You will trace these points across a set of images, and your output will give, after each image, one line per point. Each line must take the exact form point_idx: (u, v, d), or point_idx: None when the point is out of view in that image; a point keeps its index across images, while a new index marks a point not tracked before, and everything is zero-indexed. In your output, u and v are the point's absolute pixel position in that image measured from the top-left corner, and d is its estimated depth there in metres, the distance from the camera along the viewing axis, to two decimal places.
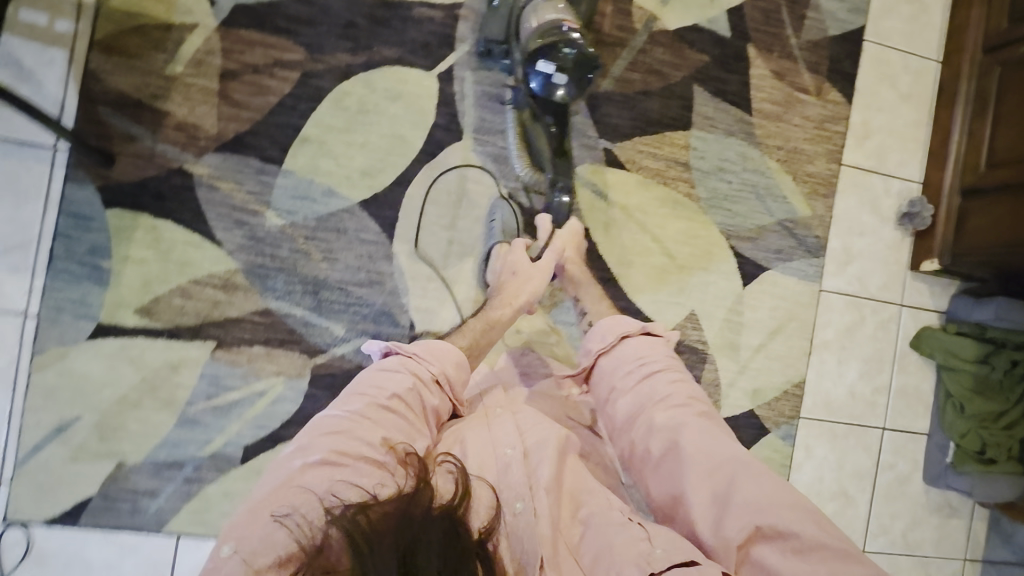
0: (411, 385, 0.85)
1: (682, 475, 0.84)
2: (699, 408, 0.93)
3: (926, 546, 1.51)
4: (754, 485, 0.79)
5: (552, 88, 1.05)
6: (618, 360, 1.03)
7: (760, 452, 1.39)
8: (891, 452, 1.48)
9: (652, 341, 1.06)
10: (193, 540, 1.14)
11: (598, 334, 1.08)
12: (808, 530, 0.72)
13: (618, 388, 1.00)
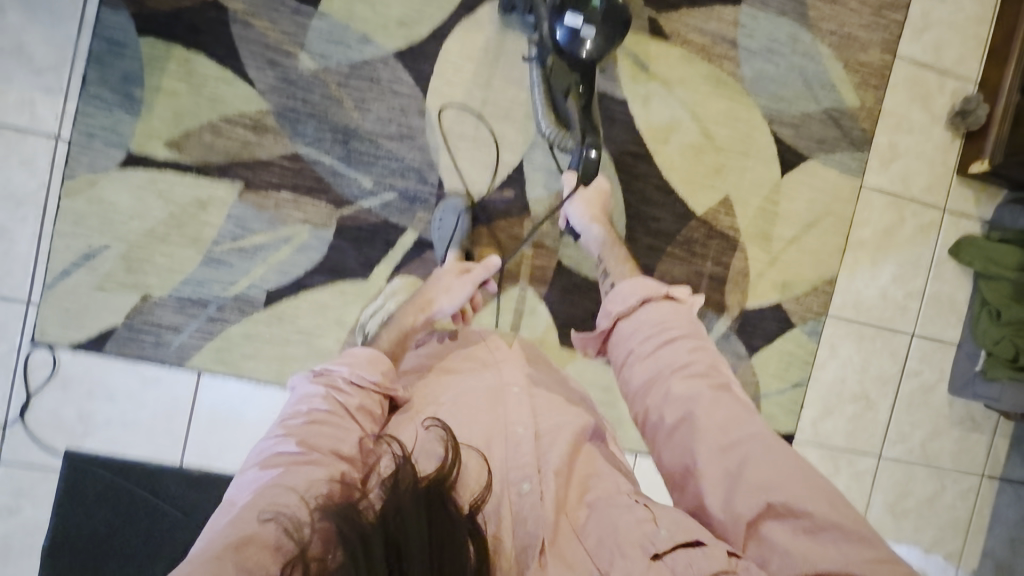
0: (337, 407, 0.73)
1: (693, 449, 0.71)
2: (720, 381, 0.77)
3: (944, 457, 1.50)
4: (774, 465, 0.67)
5: (579, 43, 1.01)
6: (635, 324, 0.84)
7: (781, 345, 1.37)
8: (918, 360, 1.45)
9: (677, 307, 0.85)
10: (214, 378, 1.16)
11: (621, 294, 0.87)
12: (822, 509, 0.63)
13: (633, 353, 0.82)
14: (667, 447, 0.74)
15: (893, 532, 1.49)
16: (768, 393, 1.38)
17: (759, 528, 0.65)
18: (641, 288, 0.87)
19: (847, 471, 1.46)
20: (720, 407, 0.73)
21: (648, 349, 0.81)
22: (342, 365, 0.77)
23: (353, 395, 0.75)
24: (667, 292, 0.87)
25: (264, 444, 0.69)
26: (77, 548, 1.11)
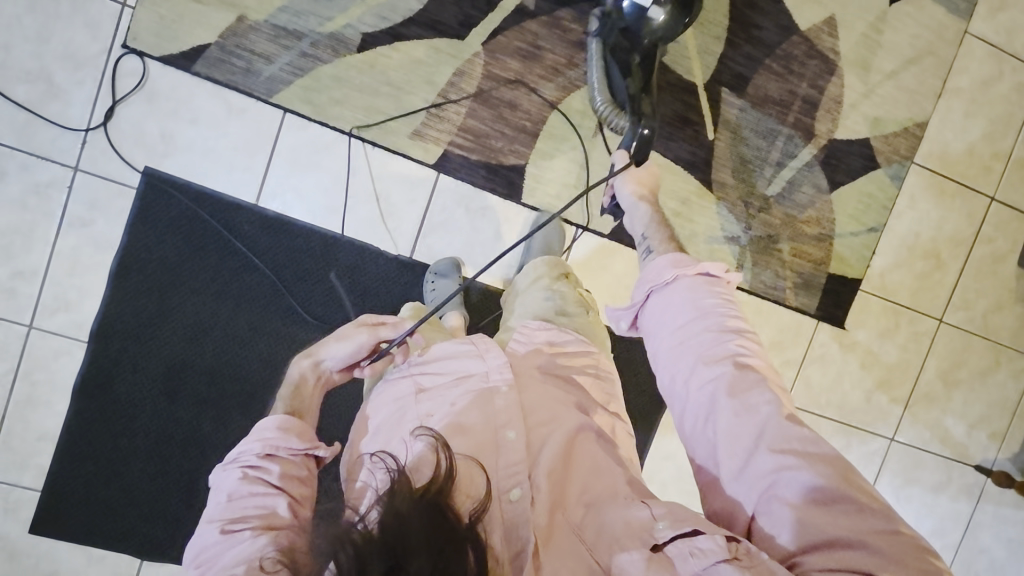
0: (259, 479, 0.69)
1: (717, 425, 0.66)
2: (758, 361, 0.71)
3: (1003, 333, 1.45)
4: (796, 440, 0.62)
5: (646, 20, 1.02)
6: (665, 304, 0.79)
7: (864, 186, 1.33)
8: (993, 226, 1.40)
9: (711, 285, 0.78)
10: (298, 119, 1.13)
11: (658, 268, 0.82)
12: (835, 481, 0.59)
13: (661, 339, 0.77)
14: (691, 423, 0.70)
15: (940, 403, 1.45)
16: (842, 234, 1.33)
17: (768, 506, 0.61)
18: (681, 262, 0.81)
19: (907, 331, 1.41)
20: (752, 389, 0.67)
21: (678, 334, 0.75)
22: (253, 442, 0.71)
23: (276, 465, 0.70)
24: (699, 270, 0.79)
25: (201, 535, 0.67)
26: (147, 273, 1.11)
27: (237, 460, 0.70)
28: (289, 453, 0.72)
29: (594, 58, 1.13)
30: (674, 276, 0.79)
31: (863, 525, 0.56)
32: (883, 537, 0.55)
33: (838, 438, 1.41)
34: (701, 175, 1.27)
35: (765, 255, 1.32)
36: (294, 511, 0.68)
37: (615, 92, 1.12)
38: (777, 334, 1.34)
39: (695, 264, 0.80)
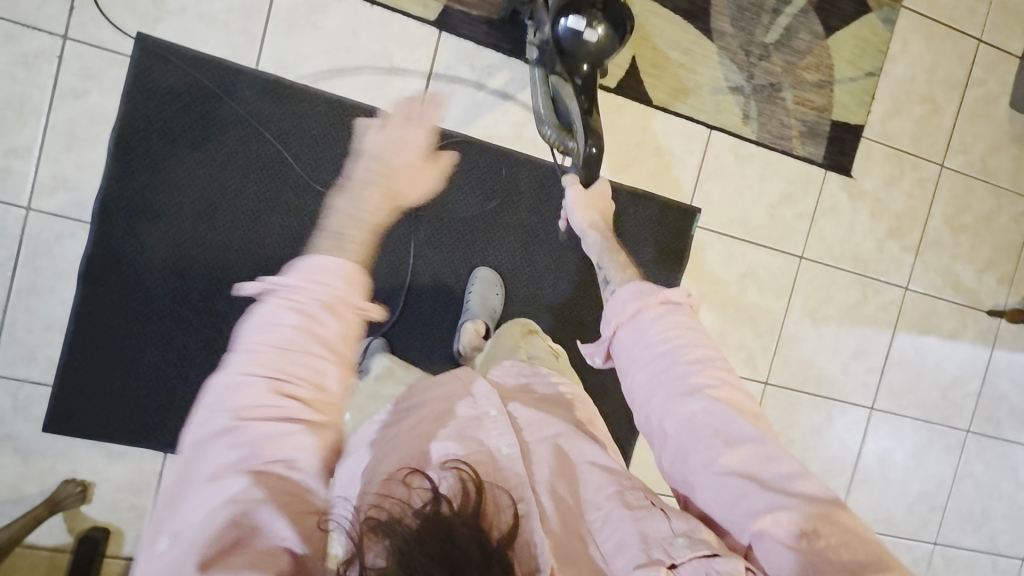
0: (305, 330, 0.52)
1: (700, 475, 0.59)
2: (734, 391, 0.62)
3: (1002, 175, 1.48)
4: (791, 485, 0.56)
5: (583, 47, 0.97)
6: (632, 339, 0.67)
7: (858, 30, 1.34)
8: (982, 68, 1.43)
9: (677, 313, 0.68)
10: None
11: (619, 302, 0.71)
12: (834, 532, 0.53)
13: (631, 375, 0.67)
14: (671, 464, 0.62)
15: (950, 249, 1.47)
16: (842, 80, 1.35)
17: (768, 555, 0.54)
18: (643, 291, 0.70)
19: (911, 177, 1.42)
20: (737, 427, 0.59)
21: (650, 368, 0.65)
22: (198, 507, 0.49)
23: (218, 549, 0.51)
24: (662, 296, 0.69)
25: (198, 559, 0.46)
26: (149, 145, 1.07)
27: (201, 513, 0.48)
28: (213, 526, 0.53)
29: (539, 85, 1.14)
30: (637, 310, 0.68)
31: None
32: None
33: (854, 290, 1.42)
34: (701, 25, 1.27)
35: (769, 105, 1.32)
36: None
37: (563, 121, 1.09)
38: (786, 186, 1.35)
39: (657, 291, 0.70)
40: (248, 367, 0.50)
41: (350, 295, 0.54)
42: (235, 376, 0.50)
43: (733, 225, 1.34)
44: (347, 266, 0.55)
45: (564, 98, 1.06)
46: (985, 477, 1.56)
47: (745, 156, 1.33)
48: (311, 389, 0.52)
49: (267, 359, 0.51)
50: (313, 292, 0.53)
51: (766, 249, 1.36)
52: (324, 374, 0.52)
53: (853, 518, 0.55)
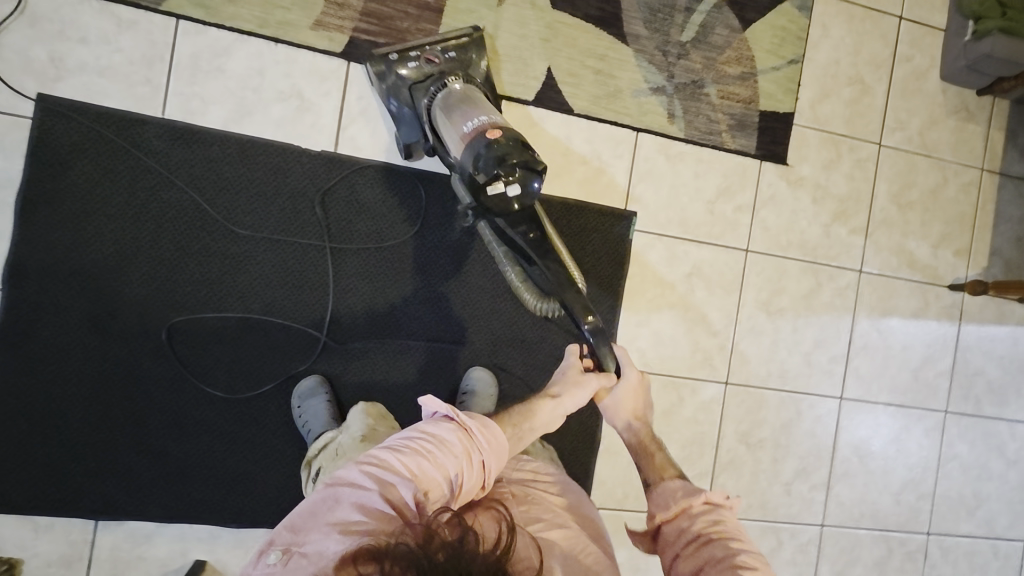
0: (460, 457, 0.70)
1: None
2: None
3: (943, 149, 1.46)
4: None
5: (514, 202, 0.92)
6: (684, 525, 0.73)
7: (775, 20, 1.34)
8: (907, 44, 1.43)
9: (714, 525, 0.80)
10: (193, 25, 1.10)
11: (665, 495, 0.78)
12: None
13: (678, 560, 0.71)
14: None
15: (900, 227, 1.44)
16: (764, 70, 1.34)
17: None
18: (688, 490, 0.77)
19: (850, 159, 1.41)
20: None
21: (695, 555, 0.69)
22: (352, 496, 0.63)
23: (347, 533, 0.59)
24: (710, 496, 0.74)
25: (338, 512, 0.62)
26: (56, 204, 1.05)
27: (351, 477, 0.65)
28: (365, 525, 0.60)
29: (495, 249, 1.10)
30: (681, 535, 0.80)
31: None
32: None
33: (806, 278, 1.39)
34: (614, 31, 1.27)
35: (693, 102, 1.31)
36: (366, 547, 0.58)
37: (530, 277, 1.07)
38: (723, 181, 1.33)
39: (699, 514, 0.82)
40: (409, 458, 0.67)
41: (496, 464, 0.73)
42: (393, 467, 0.66)
43: (672, 225, 1.32)
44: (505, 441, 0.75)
45: (527, 257, 1.03)
46: (972, 457, 1.51)
47: (676, 155, 1.31)
48: (433, 470, 0.67)
49: (419, 460, 0.67)
50: (480, 440, 0.73)
51: (710, 246, 1.33)
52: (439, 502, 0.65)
53: None
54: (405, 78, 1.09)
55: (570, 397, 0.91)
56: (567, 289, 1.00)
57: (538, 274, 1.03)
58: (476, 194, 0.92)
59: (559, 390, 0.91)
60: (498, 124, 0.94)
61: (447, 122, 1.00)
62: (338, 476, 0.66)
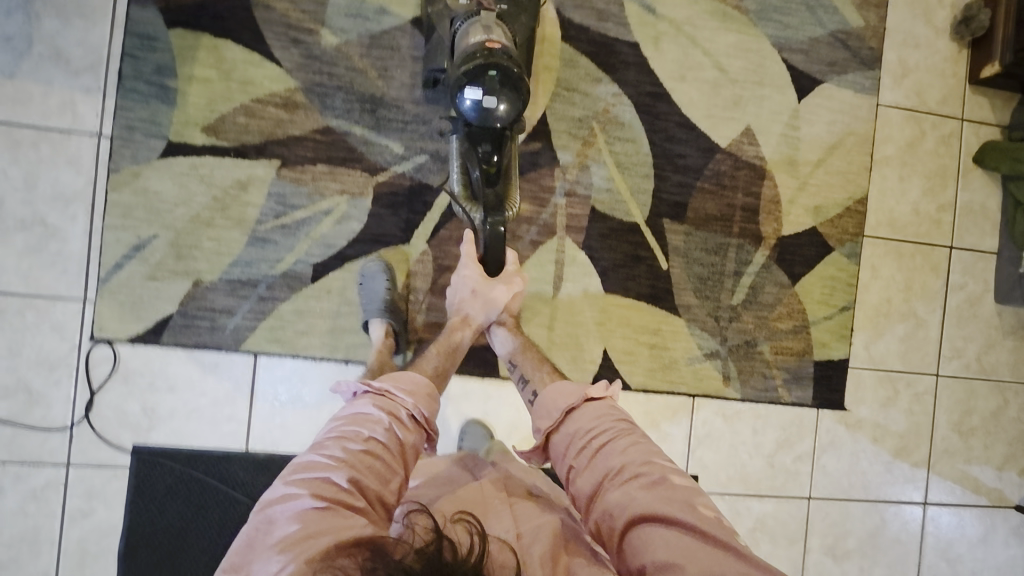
0: (387, 424, 0.79)
1: (601, 498, 0.78)
2: (624, 432, 0.84)
3: (1002, 369, 1.44)
4: (631, 472, 0.78)
5: (487, 114, 0.97)
6: (569, 432, 0.88)
7: (824, 270, 1.36)
8: (960, 272, 1.43)
9: (586, 397, 0.91)
10: (270, 358, 1.15)
11: (546, 407, 0.93)
12: (642, 497, 0.74)
13: (574, 467, 0.84)
14: (581, 478, 0.82)
15: (962, 455, 1.43)
16: (817, 320, 1.35)
17: (637, 530, 0.71)
18: (564, 393, 0.93)
19: (908, 395, 1.41)
20: (611, 447, 0.82)
21: (586, 460, 0.83)
22: (291, 504, 0.68)
23: (297, 534, 0.64)
24: (586, 394, 0.91)
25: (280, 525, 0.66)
26: (155, 544, 1.09)
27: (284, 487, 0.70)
28: (313, 517, 0.66)
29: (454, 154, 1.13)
30: (560, 412, 0.91)
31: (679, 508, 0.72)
32: (685, 509, 0.71)
33: (871, 516, 1.40)
34: (666, 304, 1.29)
35: (748, 361, 1.33)
36: (318, 543, 0.63)
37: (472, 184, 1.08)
38: (781, 434, 1.35)
39: (573, 389, 0.92)
40: (341, 453, 0.73)
41: (424, 408, 0.84)
42: (320, 464, 0.72)
43: (734, 481, 1.34)
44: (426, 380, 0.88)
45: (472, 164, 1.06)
46: None
47: (732, 415, 1.33)
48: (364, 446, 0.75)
49: (354, 452, 0.74)
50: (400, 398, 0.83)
51: (771, 499, 1.35)
52: (377, 471, 0.74)
53: (667, 469, 0.79)
54: (450, 6, 1.06)
55: (482, 317, 1.09)
56: (495, 209, 1.06)
57: (474, 177, 1.06)
58: (457, 92, 0.97)
59: (471, 311, 1.09)
60: (505, 44, 0.98)
61: (459, 27, 1.03)
62: (265, 500, 0.70)
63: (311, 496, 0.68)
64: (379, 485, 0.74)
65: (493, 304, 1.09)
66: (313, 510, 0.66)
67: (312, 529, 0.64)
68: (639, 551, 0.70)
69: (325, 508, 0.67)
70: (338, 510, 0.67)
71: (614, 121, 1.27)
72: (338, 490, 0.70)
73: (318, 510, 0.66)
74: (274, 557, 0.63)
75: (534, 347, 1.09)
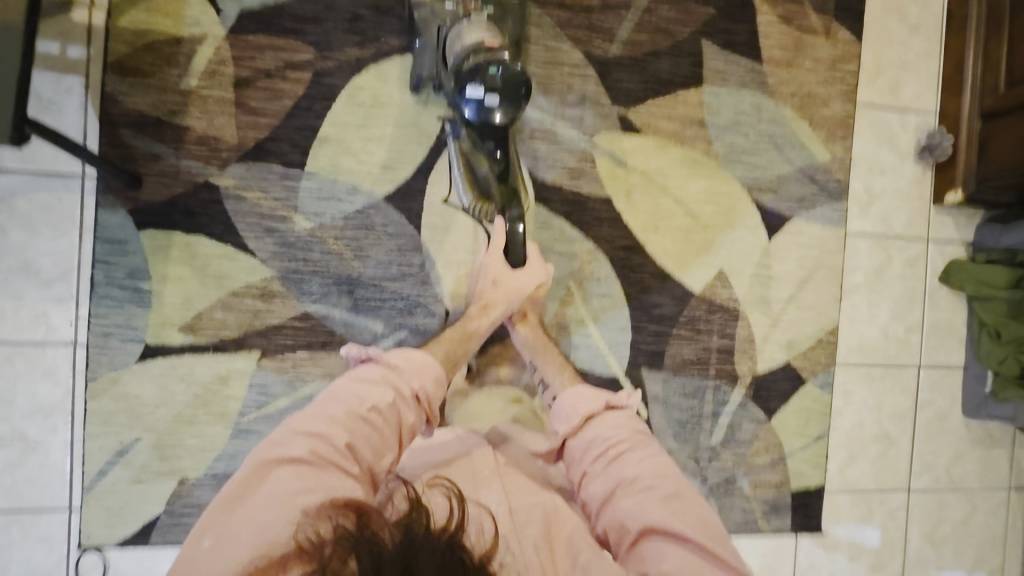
0: (390, 400, 0.87)
1: (618, 505, 0.87)
2: (642, 447, 0.95)
3: (970, 478, 1.50)
4: (648, 483, 0.88)
5: (488, 113, 0.96)
6: (587, 439, 0.99)
7: (799, 403, 1.40)
8: (928, 389, 1.48)
9: (610, 409, 1.03)
10: None
11: (565, 410, 1.04)
12: (652, 508, 0.83)
13: (588, 472, 0.96)
14: (597, 479, 0.93)
15: (934, 562, 1.49)
16: (793, 451, 1.40)
17: (645, 536, 0.81)
18: (580, 398, 1.04)
19: (882, 510, 1.46)
20: (630, 457, 0.93)
21: (600, 468, 0.94)
22: (295, 451, 0.76)
23: (293, 485, 0.72)
24: (605, 403, 1.03)
25: (278, 471, 0.74)
26: None
27: (293, 429, 0.80)
28: (310, 474, 0.74)
29: (456, 155, 1.14)
30: (581, 419, 1.01)
31: (687, 521, 0.82)
32: (691, 524, 0.81)
33: None
34: None
35: (728, 496, 1.37)
36: (309, 509, 0.69)
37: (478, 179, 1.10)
38: (761, 560, 1.39)
39: (595, 397, 1.04)
40: (342, 418, 0.81)
41: (425, 385, 0.93)
42: (325, 419, 0.81)
43: None
44: (434, 365, 0.96)
45: (477, 160, 1.08)
46: None
47: None
48: (370, 412, 0.84)
49: (354, 419, 0.82)
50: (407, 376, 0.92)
51: None
52: (376, 442, 0.82)
53: (680, 483, 0.89)
54: (438, 12, 1.06)
55: (504, 306, 1.10)
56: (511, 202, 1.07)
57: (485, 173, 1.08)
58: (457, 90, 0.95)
59: (493, 301, 1.10)
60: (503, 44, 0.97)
61: (455, 26, 1.02)
62: (271, 443, 0.79)
63: (310, 452, 0.76)
64: (371, 456, 0.81)
65: (511, 294, 1.10)
66: (309, 459, 0.75)
67: (303, 490, 0.72)
68: (646, 550, 0.80)
69: (320, 460, 0.75)
70: (333, 474, 0.75)
71: (590, 279, 1.28)
72: (335, 450, 0.78)
73: (314, 469, 0.74)
74: (266, 503, 0.71)
75: (553, 347, 1.17)
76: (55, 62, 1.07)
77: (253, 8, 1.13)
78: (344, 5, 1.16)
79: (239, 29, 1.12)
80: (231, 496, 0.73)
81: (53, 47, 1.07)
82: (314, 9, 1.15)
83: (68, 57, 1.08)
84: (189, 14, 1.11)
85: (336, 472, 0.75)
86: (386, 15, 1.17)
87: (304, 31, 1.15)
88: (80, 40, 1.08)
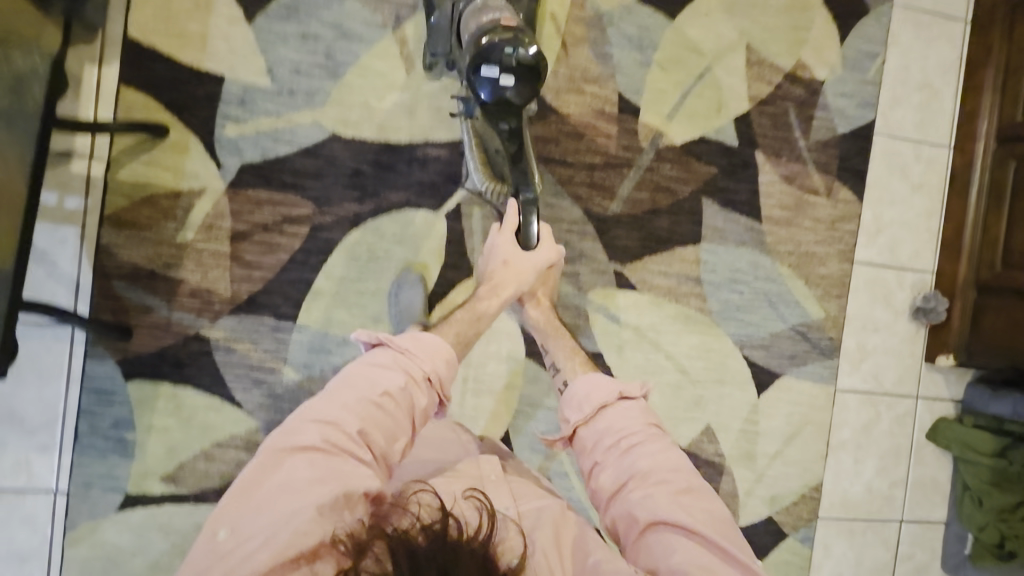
0: (403, 384, 0.76)
1: (630, 502, 0.77)
2: (653, 438, 0.83)
3: None
4: (662, 479, 0.77)
5: (503, 94, 0.89)
6: (598, 429, 0.86)
7: (778, 556, 1.40)
8: (908, 543, 1.47)
9: (623, 399, 0.88)
10: None
11: (578, 398, 0.90)
12: (675, 514, 0.73)
13: (599, 463, 0.83)
14: (605, 472, 0.82)
15: None
16: None
17: (662, 537, 0.73)
18: (595, 391, 0.89)
19: None
20: (644, 449, 0.81)
21: (612, 459, 0.82)
22: (308, 438, 0.68)
23: (311, 475, 0.66)
24: (621, 392, 0.87)
25: (292, 459, 0.67)
26: None
27: (304, 415, 0.71)
28: (330, 464, 0.67)
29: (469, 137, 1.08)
30: (594, 409, 0.87)
31: (701, 522, 0.73)
32: (710, 526, 0.73)
33: None
34: None
35: None
36: (335, 505, 0.65)
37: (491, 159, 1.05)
38: None
39: (613, 386, 0.89)
40: (354, 405, 0.72)
41: (439, 369, 0.81)
42: (334, 406, 0.71)
43: None
44: (446, 348, 0.83)
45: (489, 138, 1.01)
46: None
47: None
48: (385, 400, 0.74)
49: (365, 406, 0.72)
50: (421, 357, 0.80)
51: None
52: (391, 430, 0.73)
53: (699, 482, 0.79)
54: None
55: (514, 288, 1.05)
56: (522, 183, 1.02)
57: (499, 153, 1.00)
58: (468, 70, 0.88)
59: (501, 282, 1.05)
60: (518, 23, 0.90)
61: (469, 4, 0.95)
62: (279, 433, 0.70)
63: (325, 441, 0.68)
64: (387, 442, 0.73)
65: (522, 277, 1.06)
66: (323, 449, 0.68)
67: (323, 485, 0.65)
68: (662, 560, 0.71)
69: (334, 451, 0.68)
70: (354, 464, 0.68)
71: None
72: (348, 440, 0.69)
73: (330, 458, 0.67)
74: (282, 497, 0.64)
75: (564, 334, 1.09)
76: (51, 212, 1.08)
77: (255, 162, 1.13)
78: (346, 160, 1.16)
79: (238, 182, 1.13)
80: (245, 485, 0.66)
81: (51, 197, 1.08)
82: (315, 164, 1.15)
83: (65, 208, 1.08)
84: (190, 167, 1.11)
85: (358, 462, 0.68)
86: (387, 170, 1.18)
87: (304, 185, 1.15)
88: (78, 190, 1.08)
